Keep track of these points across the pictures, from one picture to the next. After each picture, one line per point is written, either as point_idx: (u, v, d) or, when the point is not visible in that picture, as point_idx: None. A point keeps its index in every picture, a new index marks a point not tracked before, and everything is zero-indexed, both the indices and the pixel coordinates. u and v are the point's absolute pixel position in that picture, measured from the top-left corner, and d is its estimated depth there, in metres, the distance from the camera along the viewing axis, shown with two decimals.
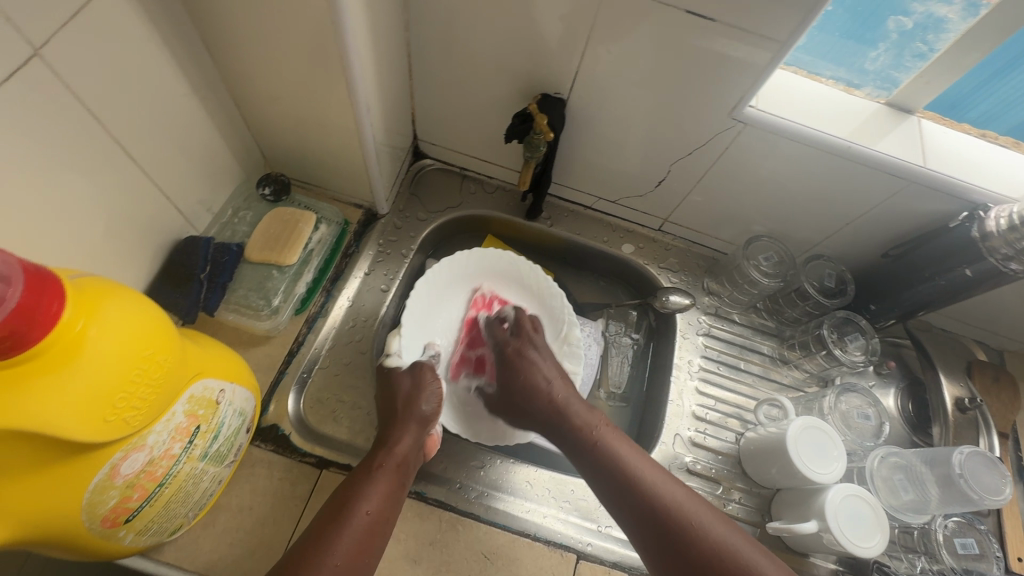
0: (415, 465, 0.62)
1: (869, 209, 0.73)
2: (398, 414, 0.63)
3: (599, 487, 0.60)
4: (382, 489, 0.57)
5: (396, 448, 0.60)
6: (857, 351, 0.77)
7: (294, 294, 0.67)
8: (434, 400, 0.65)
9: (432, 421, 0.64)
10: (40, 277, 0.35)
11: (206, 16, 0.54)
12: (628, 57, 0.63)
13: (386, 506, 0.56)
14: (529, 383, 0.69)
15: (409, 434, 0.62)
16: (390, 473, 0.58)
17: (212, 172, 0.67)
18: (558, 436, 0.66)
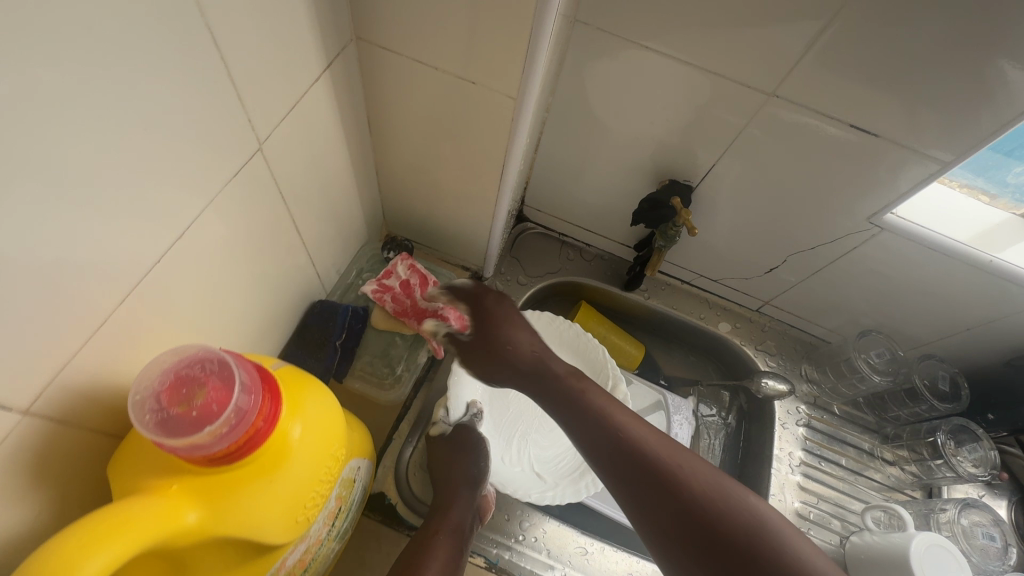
0: (469, 536, 0.58)
1: (996, 318, 0.71)
2: (447, 479, 0.61)
3: (619, 464, 0.46)
4: (442, 556, 0.53)
5: (452, 515, 0.58)
6: (972, 463, 0.75)
7: (415, 364, 0.67)
8: (479, 459, 0.63)
9: (482, 481, 0.62)
10: (263, 373, 0.36)
11: (380, 100, 0.56)
12: (775, 156, 0.65)
13: (448, 573, 0.52)
14: (503, 337, 0.57)
15: (462, 498, 0.60)
16: (449, 538, 0.56)
17: (347, 236, 0.68)
18: (544, 393, 0.54)
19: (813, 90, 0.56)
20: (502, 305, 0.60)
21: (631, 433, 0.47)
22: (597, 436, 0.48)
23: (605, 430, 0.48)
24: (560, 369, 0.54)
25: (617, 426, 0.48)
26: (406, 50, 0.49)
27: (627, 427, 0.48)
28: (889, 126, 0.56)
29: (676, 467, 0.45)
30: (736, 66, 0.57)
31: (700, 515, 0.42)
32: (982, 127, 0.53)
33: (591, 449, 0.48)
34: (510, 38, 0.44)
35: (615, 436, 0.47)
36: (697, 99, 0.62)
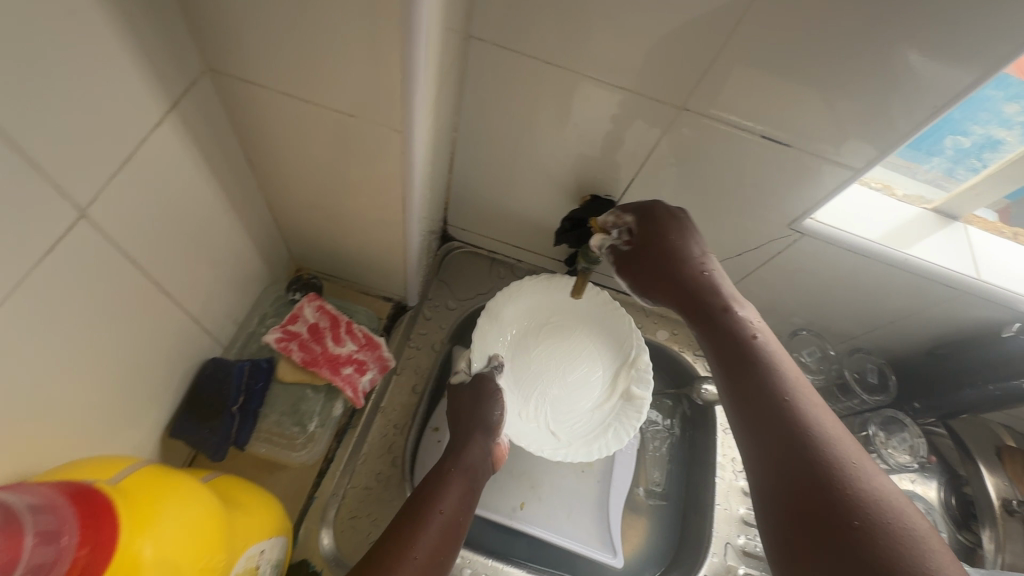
0: (484, 477, 0.63)
1: (914, 311, 0.73)
2: (461, 426, 0.65)
3: (733, 368, 0.46)
4: (455, 492, 0.58)
5: (465, 457, 0.62)
6: (903, 453, 0.76)
7: (331, 417, 0.61)
8: (500, 408, 0.67)
9: (496, 430, 0.65)
10: (83, 498, 0.32)
11: (254, 134, 0.50)
12: (692, 166, 0.63)
13: (456, 507, 0.57)
14: (673, 248, 0.53)
15: (476, 444, 0.64)
16: (463, 477, 0.60)
17: (242, 280, 0.61)
18: (708, 328, 0.50)
19: (722, 102, 0.55)
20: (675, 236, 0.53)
21: (771, 361, 0.46)
22: (717, 346, 0.48)
23: (736, 344, 0.47)
24: (707, 298, 0.51)
25: (750, 351, 0.46)
26: (274, 84, 0.43)
27: (737, 316, 0.49)
28: (799, 135, 0.56)
29: (806, 402, 0.43)
30: (643, 80, 0.55)
31: (825, 459, 0.39)
32: (885, 133, 0.53)
33: (721, 383, 0.47)
34: (384, 70, 0.39)
35: (745, 360, 0.46)
36: (608, 114, 0.60)
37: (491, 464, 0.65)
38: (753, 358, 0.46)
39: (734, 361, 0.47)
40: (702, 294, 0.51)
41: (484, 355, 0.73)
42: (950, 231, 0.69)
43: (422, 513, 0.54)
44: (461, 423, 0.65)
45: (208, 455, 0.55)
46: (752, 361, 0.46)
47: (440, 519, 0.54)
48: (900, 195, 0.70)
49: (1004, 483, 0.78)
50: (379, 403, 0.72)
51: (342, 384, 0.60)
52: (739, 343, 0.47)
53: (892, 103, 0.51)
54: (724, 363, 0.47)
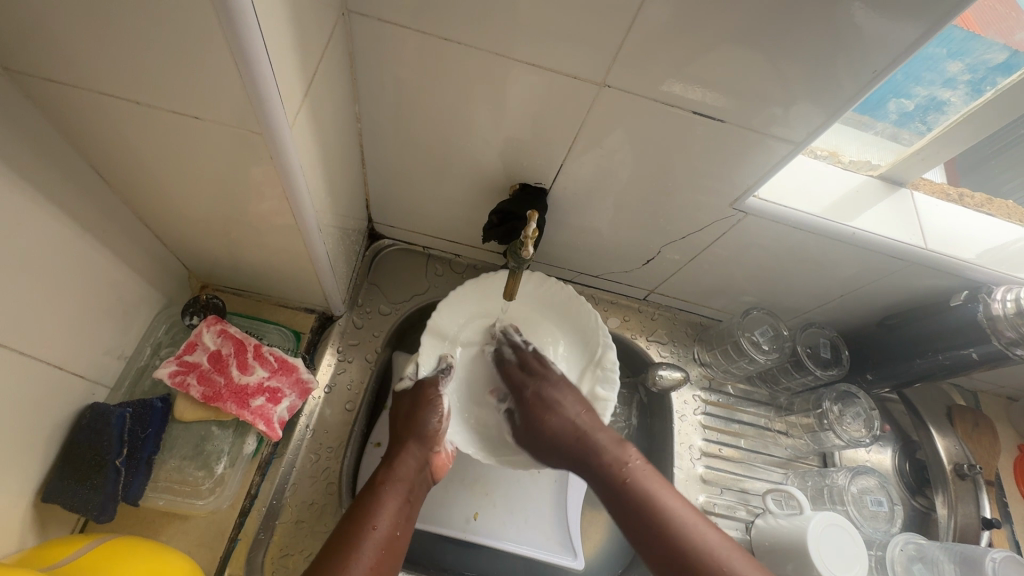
0: (424, 485, 0.59)
1: (864, 283, 0.71)
2: (398, 434, 0.60)
3: (622, 517, 0.58)
4: (389, 507, 0.54)
5: (401, 468, 0.57)
6: (857, 427, 0.75)
7: (242, 454, 0.56)
8: (438, 414, 0.61)
9: (435, 436, 0.60)
10: None
11: (97, 144, 0.42)
12: (623, 146, 0.58)
13: (393, 521, 0.53)
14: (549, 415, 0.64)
15: (412, 454, 0.59)
16: (397, 490, 0.56)
17: (122, 310, 0.53)
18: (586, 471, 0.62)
19: (645, 75, 0.49)
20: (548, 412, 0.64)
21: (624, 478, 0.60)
22: (604, 489, 0.61)
23: (619, 487, 0.59)
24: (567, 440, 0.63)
25: (635, 491, 0.59)
26: (99, 84, 0.36)
27: (604, 463, 0.61)
28: (731, 107, 0.51)
29: (677, 522, 0.56)
30: (556, 54, 0.49)
31: (684, 550, 0.54)
32: (816, 102, 0.49)
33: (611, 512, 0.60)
34: (222, 59, 0.32)
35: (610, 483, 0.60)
36: (525, 94, 0.54)
37: (435, 472, 0.61)
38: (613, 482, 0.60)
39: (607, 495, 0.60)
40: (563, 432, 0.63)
41: (432, 356, 0.65)
42: (896, 199, 0.67)
43: (352, 537, 0.50)
44: (399, 430, 0.60)
45: (92, 516, 0.48)
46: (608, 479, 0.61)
47: (373, 541, 0.50)
48: (848, 161, 0.68)
49: (954, 446, 0.80)
50: (308, 425, 0.65)
51: (252, 418, 0.54)
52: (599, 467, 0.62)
53: (823, 68, 0.47)
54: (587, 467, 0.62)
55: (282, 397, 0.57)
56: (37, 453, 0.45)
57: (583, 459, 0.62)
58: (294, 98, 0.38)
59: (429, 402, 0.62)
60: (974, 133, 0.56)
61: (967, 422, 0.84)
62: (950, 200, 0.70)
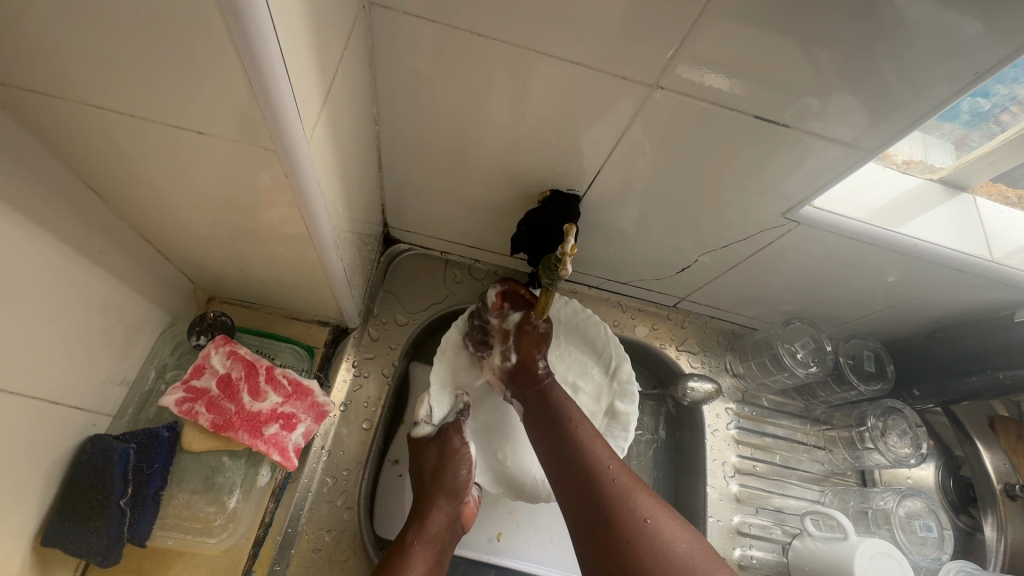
0: (451, 543, 0.56)
1: (916, 294, 0.66)
2: (426, 486, 0.56)
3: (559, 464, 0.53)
4: (420, 567, 0.51)
5: (431, 525, 0.54)
6: (903, 445, 0.71)
7: (255, 486, 0.54)
8: (467, 466, 0.58)
9: (464, 492, 0.57)
10: None
11: (90, 158, 0.37)
12: (666, 150, 0.53)
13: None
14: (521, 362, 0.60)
15: (442, 509, 0.55)
16: (429, 550, 0.52)
17: (124, 331, 0.50)
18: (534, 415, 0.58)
19: (699, 74, 0.44)
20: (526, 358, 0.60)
21: (588, 454, 0.53)
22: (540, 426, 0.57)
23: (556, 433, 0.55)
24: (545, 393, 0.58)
25: (571, 441, 0.54)
26: (90, 94, 0.31)
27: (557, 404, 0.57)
28: (791, 110, 0.46)
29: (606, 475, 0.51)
30: (600, 51, 0.44)
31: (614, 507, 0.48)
32: (888, 104, 0.44)
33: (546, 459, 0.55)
34: (233, 68, 0.28)
35: (573, 452, 0.53)
36: (562, 95, 0.49)
37: (462, 528, 0.57)
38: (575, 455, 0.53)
39: (566, 471, 0.53)
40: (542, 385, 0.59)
41: (444, 397, 0.62)
42: (958, 206, 0.62)
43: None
44: (426, 482, 0.56)
45: (96, 561, 0.44)
46: (569, 445, 0.54)
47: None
48: (900, 161, 0.61)
49: (1003, 464, 0.75)
50: (323, 447, 0.61)
51: (266, 448, 0.50)
52: (562, 435, 0.55)
53: (901, 67, 0.42)
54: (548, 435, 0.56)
55: (297, 423, 0.54)
56: (36, 493, 0.41)
57: (555, 415, 0.56)
58: (313, 108, 0.34)
59: (459, 455, 0.58)
60: None
61: (1013, 435, 0.79)
62: (1009, 205, 0.64)
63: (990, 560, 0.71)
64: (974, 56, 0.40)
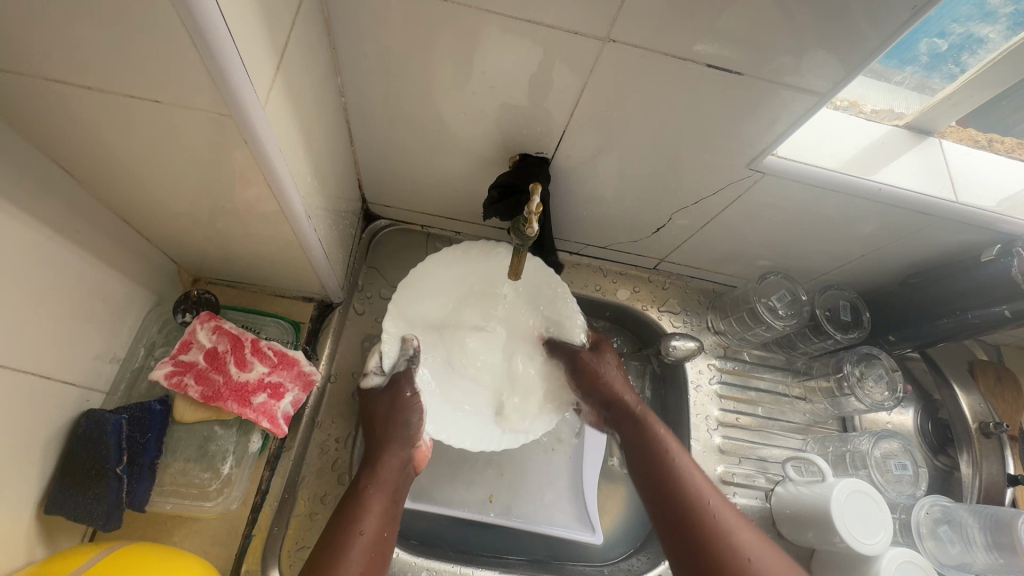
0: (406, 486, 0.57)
1: (888, 241, 0.67)
2: (379, 434, 0.58)
3: (650, 477, 0.59)
4: (376, 510, 0.53)
5: (384, 472, 0.56)
6: (880, 390, 0.73)
7: (248, 454, 0.55)
8: (418, 414, 0.58)
9: (416, 437, 0.59)
10: None
11: (57, 138, 0.39)
12: (630, 109, 0.54)
13: (379, 529, 0.52)
14: (590, 384, 0.65)
15: (393, 454, 0.57)
16: (382, 493, 0.55)
17: (108, 311, 0.51)
18: (621, 431, 0.64)
19: (652, 26, 0.45)
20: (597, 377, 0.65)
21: (681, 474, 0.58)
22: (630, 449, 0.63)
23: (647, 440, 0.62)
24: (628, 408, 0.64)
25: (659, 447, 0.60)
26: (47, 70, 0.32)
27: (626, 407, 0.64)
28: (748, 58, 0.47)
29: (693, 484, 0.57)
30: (554, 8, 0.44)
31: (703, 522, 0.54)
32: (841, 44, 0.44)
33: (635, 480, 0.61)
34: (176, 39, 0.29)
35: (668, 471, 0.58)
36: (522, 56, 0.49)
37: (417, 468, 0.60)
38: (670, 480, 0.57)
39: (659, 486, 0.58)
40: (619, 405, 0.64)
41: (395, 342, 0.60)
42: (924, 149, 0.62)
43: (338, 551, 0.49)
44: (379, 430, 0.58)
45: (99, 525, 0.46)
46: (666, 470, 0.58)
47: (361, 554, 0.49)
48: (869, 111, 0.62)
49: (979, 404, 0.77)
50: (315, 416, 0.64)
51: (255, 415, 0.52)
52: (655, 461, 0.59)
53: (851, 4, 0.42)
54: (644, 470, 0.60)
55: (285, 392, 0.55)
56: (35, 465, 0.43)
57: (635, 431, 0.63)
58: (266, 76, 0.35)
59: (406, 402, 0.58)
60: (1009, 72, 0.53)
61: (989, 376, 0.81)
62: (978, 147, 0.65)
63: (966, 493, 0.73)
64: None
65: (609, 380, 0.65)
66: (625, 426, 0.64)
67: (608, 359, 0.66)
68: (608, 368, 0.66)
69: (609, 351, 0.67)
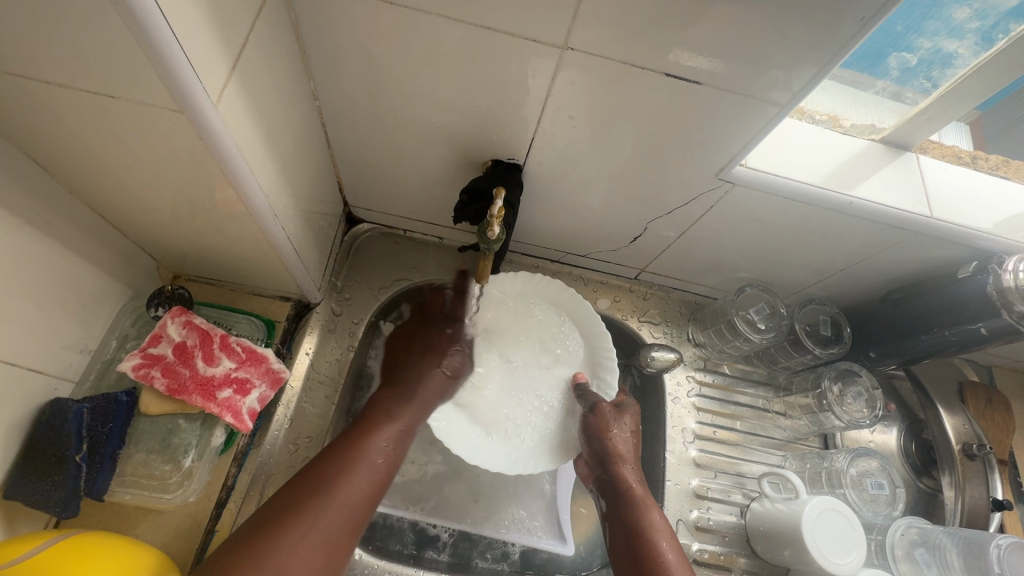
0: (414, 431, 0.58)
1: (866, 256, 0.66)
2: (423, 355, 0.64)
3: (626, 543, 0.56)
4: (403, 420, 0.57)
5: (421, 393, 0.61)
6: (859, 407, 0.72)
7: (211, 447, 0.56)
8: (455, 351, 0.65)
9: (453, 377, 0.64)
10: None
11: (26, 133, 0.40)
12: (597, 117, 0.54)
13: (393, 442, 0.55)
14: (596, 440, 0.62)
15: (431, 375, 0.62)
16: (393, 424, 0.56)
17: (81, 302, 0.52)
18: (604, 488, 0.62)
19: (605, 36, 0.46)
20: (604, 437, 0.62)
21: (655, 550, 0.54)
22: (613, 507, 0.60)
23: (631, 506, 0.58)
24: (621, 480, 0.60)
25: (640, 516, 0.57)
26: (7, 63, 0.33)
27: (622, 471, 0.61)
28: (704, 69, 0.47)
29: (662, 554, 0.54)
30: (517, 16, 0.45)
31: None
32: (791, 55, 0.45)
33: (610, 540, 0.58)
34: (123, 35, 0.30)
35: (639, 544, 0.55)
36: (486, 64, 0.50)
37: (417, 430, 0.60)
38: (654, 567, 0.53)
39: (634, 563, 0.54)
40: (617, 471, 0.61)
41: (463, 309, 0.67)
42: (901, 163, 0.62)
43: (353, 454, 0.51)
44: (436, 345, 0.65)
45: (55, 513, 0.48)
46: (646, 545, 0.55)
47: (377, 467, 0.52)
48: (848, 126, 0.63)
49: (963, 426, 0.75)
50: (286, 417, 0.64)
51: (219, 410, 0.53)
52: (638, 538, 0.56)
53: (795, 22, 0.42)
54: (625, 540, 0.56)
55: (251, 388, 0.57)
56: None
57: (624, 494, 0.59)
58: (219, 73, 0.36)
59: (443, 349, 0.65)
60: (983, 89, 0.52)
61: (979, 399, 0.79)
62: (961, 163, 0.65)
63: (948, 518, 0.71)
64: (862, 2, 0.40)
65: (616, 440, 0.62)
66: (615, 493, 0.60)
67: (626, 423, 0.64)
68: (619, 431, 0.63)
69: (618, 415, 0.64)
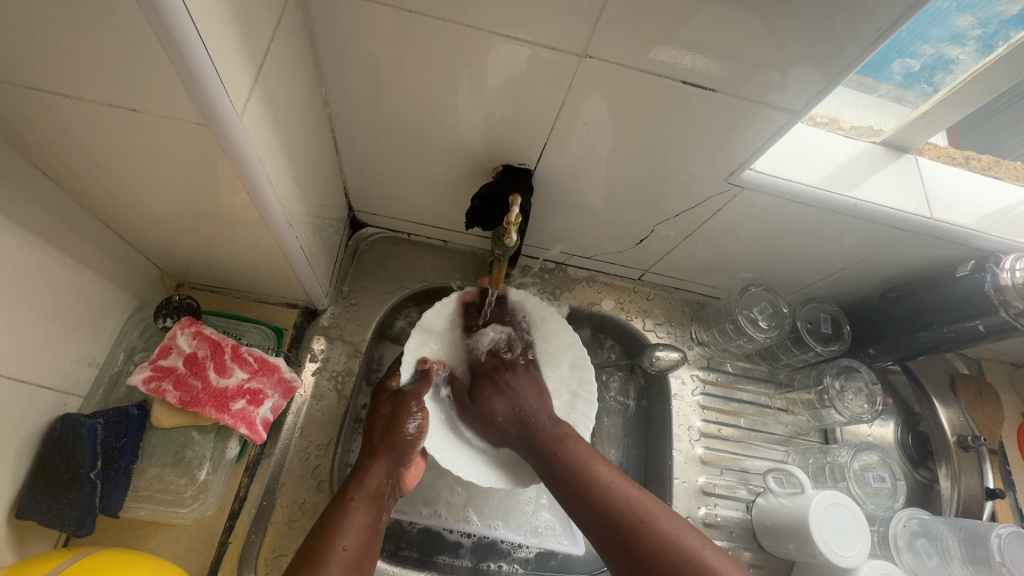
0: (387, 508, 0.57)
1: (866, 255, 0.68)
2: (376, 442, 0.60)
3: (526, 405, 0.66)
4: (373, 482, 0.57)
5: (370, 479, 0.57)
6: (859, 402, 0.74)
7: (225, 458, 0.56)
8: (416, 418, 0.61)
9: (404, 447, 0.60)
10: None
11: (38, 147, 0.39)
12: (609, 123, 0.55)
13: (377, 504, 0.56)
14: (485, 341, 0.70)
15: (382, 465, 0.58)
16: (368, 503, 0.55)
17: (89, 315, 0.51)
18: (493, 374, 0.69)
19: (620, 47, 0.46)
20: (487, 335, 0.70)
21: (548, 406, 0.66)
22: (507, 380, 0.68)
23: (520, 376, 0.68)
24: (546, 433, 0.64)
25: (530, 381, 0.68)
26: (24, 79, 0.33)
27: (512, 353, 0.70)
28: (716, 78, 0.48)
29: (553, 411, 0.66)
30: (535, 25, 0.45)
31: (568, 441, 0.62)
32: (801, 66, 0.46)
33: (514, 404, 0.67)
34: (155, 52, 0.30)
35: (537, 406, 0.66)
36: (500, 72, 0.50)
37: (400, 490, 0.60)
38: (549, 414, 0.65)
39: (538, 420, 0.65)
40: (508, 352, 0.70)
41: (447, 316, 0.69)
42: (900, 165, 0.63)
43: (334, 519, 0.53)
44: (377, 439, 0.60)
45: (70, 531, 0.47)
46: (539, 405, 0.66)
47: (368, 520, 0.54)
48: (848, 127, 0.63)
49: (957, 417, 0.78)
50: (295, 424, 0.63)
51: (233, 421, 0.53)
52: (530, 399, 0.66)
53: (806, 33, 0.44)
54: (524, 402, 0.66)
55: (264, 398, 0.56)
56: (11, 468, 0.44)
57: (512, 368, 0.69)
58: (243, 86, 0.36)
59: (396, 417, 0.61)
60: (980, 94, 0.54)
61: (970, 391, 0.81)
62: (956, 164, 0.67)
63: (945, 508, 0.74)
64: (871, 16, 0.42)
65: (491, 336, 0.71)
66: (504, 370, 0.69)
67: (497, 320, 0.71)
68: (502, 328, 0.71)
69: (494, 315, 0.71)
